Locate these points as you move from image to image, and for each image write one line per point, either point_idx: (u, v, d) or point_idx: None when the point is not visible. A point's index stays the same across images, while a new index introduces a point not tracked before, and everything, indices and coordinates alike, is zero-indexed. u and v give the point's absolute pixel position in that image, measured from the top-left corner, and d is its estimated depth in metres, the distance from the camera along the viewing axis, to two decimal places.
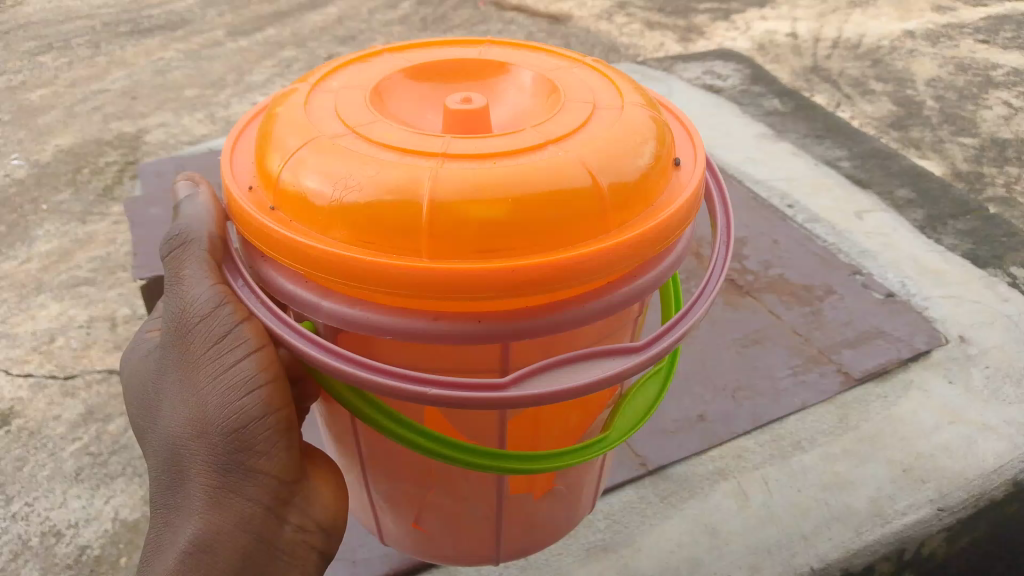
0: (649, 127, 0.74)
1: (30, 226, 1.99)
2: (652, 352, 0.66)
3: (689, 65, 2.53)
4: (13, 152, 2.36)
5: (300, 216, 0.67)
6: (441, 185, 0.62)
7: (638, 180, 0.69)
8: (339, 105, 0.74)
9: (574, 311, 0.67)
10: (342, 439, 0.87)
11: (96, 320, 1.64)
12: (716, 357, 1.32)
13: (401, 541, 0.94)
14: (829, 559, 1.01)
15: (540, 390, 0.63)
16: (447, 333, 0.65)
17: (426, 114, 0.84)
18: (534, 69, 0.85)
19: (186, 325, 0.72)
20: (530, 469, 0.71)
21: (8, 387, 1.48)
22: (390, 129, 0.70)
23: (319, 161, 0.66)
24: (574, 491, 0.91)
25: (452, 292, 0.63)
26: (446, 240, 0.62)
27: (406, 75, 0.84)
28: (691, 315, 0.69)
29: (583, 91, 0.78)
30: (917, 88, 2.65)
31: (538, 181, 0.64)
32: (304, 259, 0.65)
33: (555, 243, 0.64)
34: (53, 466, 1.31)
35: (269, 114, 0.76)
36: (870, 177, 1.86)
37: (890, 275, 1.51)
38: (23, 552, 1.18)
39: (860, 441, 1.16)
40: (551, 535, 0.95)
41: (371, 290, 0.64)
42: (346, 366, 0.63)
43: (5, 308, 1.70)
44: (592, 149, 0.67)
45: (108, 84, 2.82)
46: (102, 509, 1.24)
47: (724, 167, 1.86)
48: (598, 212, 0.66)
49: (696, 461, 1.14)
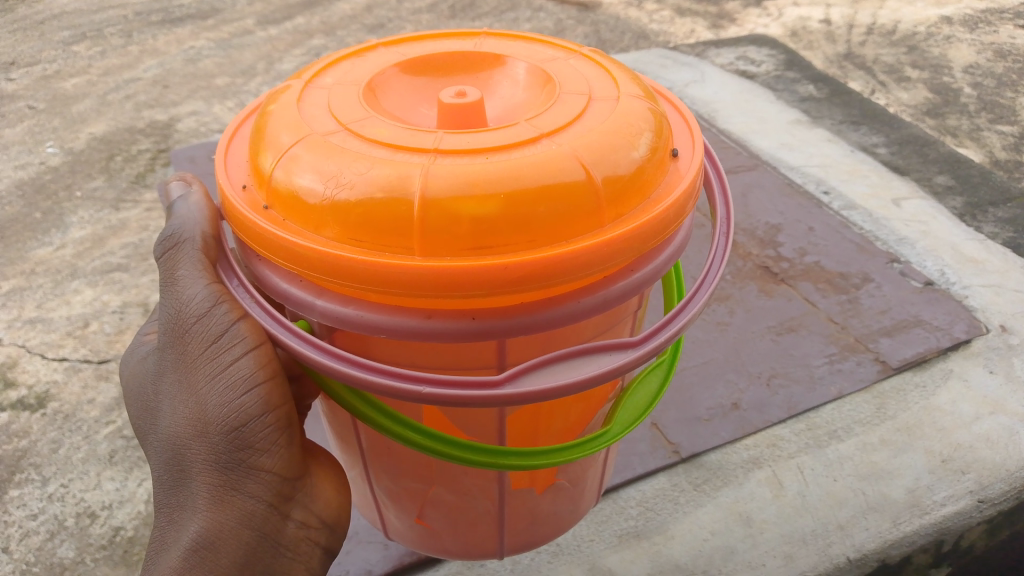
0: (646, 118, 0.72)
1: (64, 213, 2.02)
2: (650, 347, 0.65)
3: (722, 51, 2.50)
4: (48, 140, 2.39)
5: (294, 217, 0.66)
6: (433, 182, 0.62)
7: (633, 174, 0.68)
8: (333, 102, 0.74)
9: (570, 306, 0.66)
10: (344, 437, 0.87)
11: (129, 306, 1.66)
12: (750, 345, 1.30)
13: (407, 538, 0.94)
14: (865, 549, 0.99)
15: (535, 387, 0.62)
16: (440, 330, 0.64)
17: (420, 108, 0.84)
18: (528, 60, 0.84)
19: (183, 325, 0.72)
20: (527, 465, 0.71)
21: (43, 370, 1.51)
22: (382, 124, 0.69)
23: (311, 158, 0.66)
24: (578, 485, 0.91)
25: (445, 291, 0.62)
26: (437, 238, 0.62)
27: (400, 68, 0.84)
28: (690, 307, 0.68)
29: (579, 82, 0.77)
30: (954, 75, 2.59)
31: (531, 176, 0.63)
32: (295, 258, 0.65)
33: (549, 238, 0.63)
34: (88, 449, 1.33)
35: (263, 112, 0.76)
36: (907, 164, 1.83)
37: (928, 262, 1.47)
38: (60, 531, 1.20)
39: (897, 431, 1.14)
40: (556, 529, 0.94)
41: (365, 289, 0.63)
42: (338, 365, 0.63)
43: (41, 294, 1.73)
44: (587, 145, 0.66)
45: (141, 72, 2.85)
46: (135, 491, 1.25)
47: (755, 155, 1.84)
48: (592, 206, 0.65)
49: (730, 449, 1.12)
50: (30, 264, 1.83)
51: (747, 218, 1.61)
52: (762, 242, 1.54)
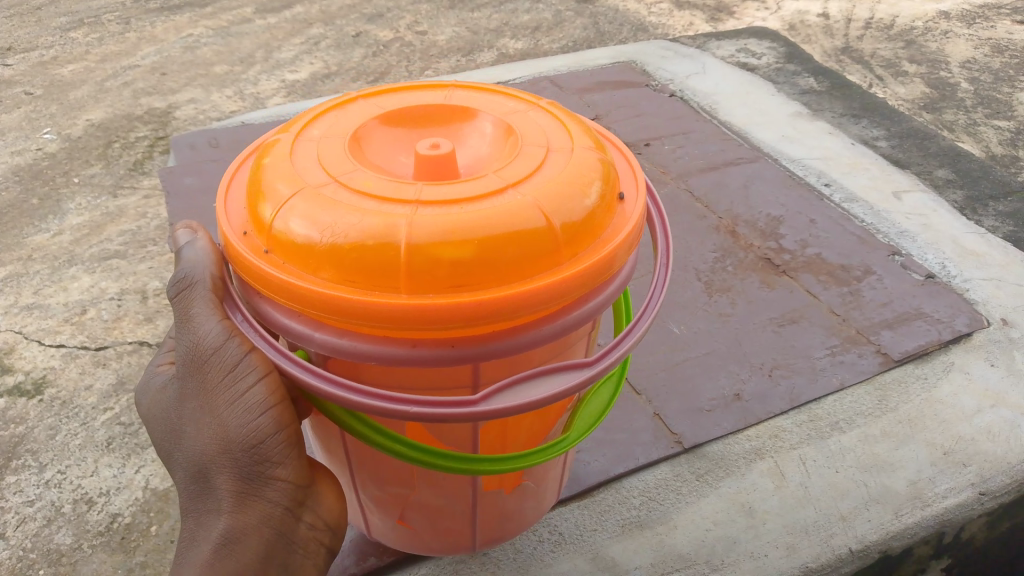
0: (603, 167, 0.74)
1: (61, 199, 2.02)
2: (604, 364, 0.66)
3: (723, 42, 2.49)
4: (45, 126, 2.38)
5: (291, 258, 0.66)
6: (415, 230, 0.63)
7: (592, 218, 0.69)
8: (316, 153, 0.73)
9: (537, 333, 0.67)
10: (331, 444, 0.85)
11: (127, 293, 1.65)
12: (752, 336, 1.29)
13: (384, 537, 0.93)
14: (867, 541, 1.00)
15: (511, 401, 0.64)
16: (426, 357, 0.65)
17: (398, 157, 0.81)
18: (494, 113, 0.82)
19: (195, 358, 0.72)
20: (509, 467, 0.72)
21: (40, 357, 1.50)
22: (366, 176, 0.69)
23: (307, 207, 0.66)
24: (543, 483, 0.91)
25: (430, 324, 0.63)
26: (422, 279, 0.62)
27: (380, 121, 0.82)
28: (640, 324, 0.69)
29: (539, 133, 0.77)
30: (951, 70, 2.59)
31: (504, 224, 0.64)
32: (297, 301, 0.64)
33: (519, 276, 0.64)
34: (85, 435, 1.33)
35: (258, 164, 0.75)
36: (908, 157, 1.82)
37: (929, 255, 1.47)
38: (57, 518, 1.20)
39: (898, 423, 1.14)
40: (522, 525, 0.94)
41: (358, 323, 0.63)
42: (339, 391, 0.63)
43: (38, 280, 1.72)
44: (548, 192, 0.67)
45: (138, 60, 2.83)
46: (132, 478, 1.25)
47: (757, 147, 1.83)
48: (558, 248, 0.66)
49: (733, 440, 1.11)
50: (27, 250, 1.83)
51: (749, 210, 1.61)
52: (764, 234, 1.54)
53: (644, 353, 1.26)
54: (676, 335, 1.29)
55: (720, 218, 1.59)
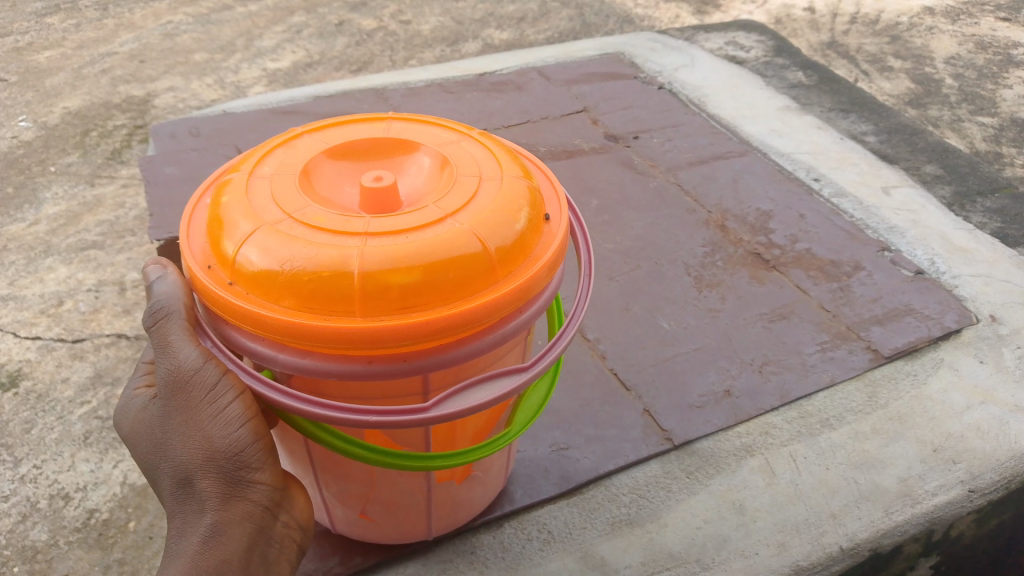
0: (532, 191, 0.76)
1: (37, 188, 1.97)
2: (539, 368, 0.69)
3: (711, 35, 2.47)
4: (21, 113, 2.33)
5: (251, 286, 0.66)
6: (367, 259, 0.64)
7: (525, 239, 0.71)
8: (266, 186, 0.73)
9: (481, 344, 0.68)
10: (292, 447, 0.82)
11: (105, 284, 1.62)
12: (742, 332, 1.28)
13: (343, 527, 0.92)
14: (858, 538, 0.99)
15: (458, 407, 0.66)
16: (384, 371, 0.66)
17: (343, 190, 0.79)
18: (434, 147, 0.81)
19: (172, 381, 0.70)
20: (463, 462, 0.73)
21: (15, 349, 1.46)
22: (314, 209, 0.69)
23: (265, 240, 0.66)
24: (489, 472, 0.92)
25: (385, 344, 0.64)
26: (374, 303, 0.64)
27: (327, 155, 0.80)
28: (572, 325, 0.72)
29: (476, 160, 0.77)
30: (936, 66, 2.60)
31: (445, 249, 0.66)
32: (262, 328, 0.65)
33: (463, 296, 0.66)
34: (62, 429, 1.30)
35: (214, 201, 0.74)
36: (896, 152, 1.82)
37: (918, 251, 1.47)
38: (32, 514, 1.17)
39: (888, 420, 1.13)
40: (468, 513, 0.95)
41: (318, 346, 0.64)
42: (307, 406, 0.64)
43: (13, 271, 1.68)
44: (484, 219, 0.69)
45: (117, 46, 2.78)
46: (110, 473, 1.23)
47: (745, 141, 1.82)
48: (495, 269, 0.68)
49: (723, 437, 1.10)
50: (2, 240, 1.78)
51: (739, 204, 1.60)
52: (754, 229, 1.53)
53: (633, 349, 1.25)
54: (666, 331, 1.28)
55: (709, 212, 1.58)
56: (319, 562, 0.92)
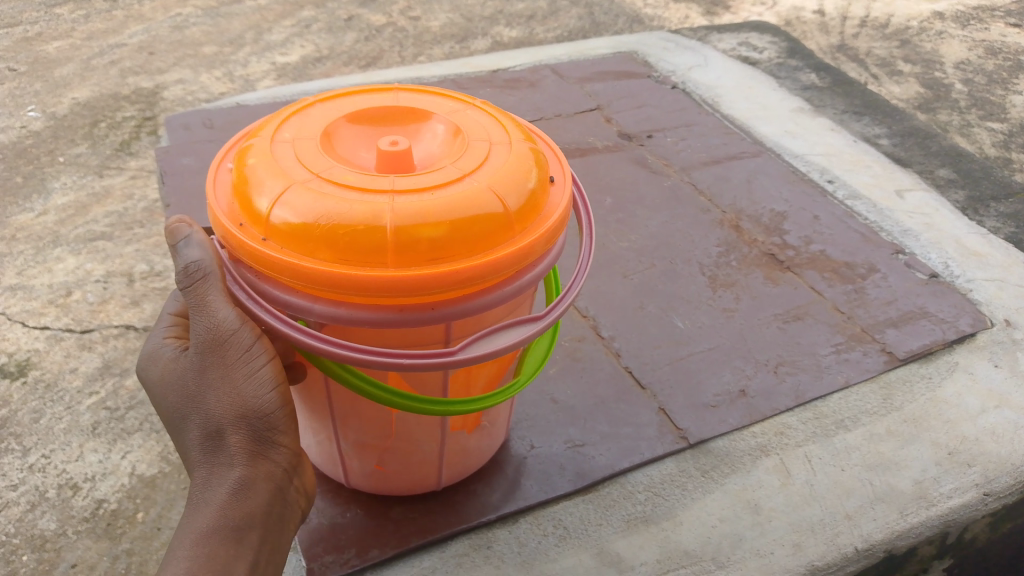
0: (539, 154, 0.79)
1: (47, 178, 1.98)
2: (552, 318, 0.74)
3: (724, 36, 2.46)
4: (30, 103, 2.33)
5: (286, 240, 0.68)
6: (399, 214, 0.67)
7: (537, 197, 0.75)
8: (290, 148, 0.75)
9: (501, 294, 0.73)
10: (311, 398, 0.85)
11: (113, 275, 1.62)
12: (757, 332, 1.28)
13: (357, 480, 0.95)
14: (873, 540, 0.99)
15: (481, 351, 0.70)
16: (413, 319, 0.69)
17: (361, 154, 0.80)
18: (446, 113, 0.83)
19: (210, 343, 0.73)
20: (479, 407, 0.78)
21: (23, 338, 1.47)
22: (339, 169, 0.72)
23: (297, 196, 0.68)
24: (496, 422, 0.96)
25: (417, 293, 0.67)
26: (406, 254, 0.67)
27: (344, 121, 0.81)
28: (579, 277, 0.77)
29: (487, 126, 0.80)
30: (945, 71, 2.59)
31: (469, 206, 0.69)
32: (299, 279, 0.68)
33: (486, 249, 0.70)
34: (70, 419, 1.30)
35: (238, 164, 0.75)
36: (909, 156, 1.82)
37: (932, 255, 1.46)
38: (41, 503, 1.17)
39: (903, 422, 1.13)
40: (475, 463, 0.99)
41: (354, 294, 0.67)
42: (345, 351, 0.67)
43: (22, 260, 1.68)
44: (501, 178, 0.72)
45: (126, 38, 2.78)
46: (118, 464, 1.23)
47: (759, 142, 1.82)
48: (513, 225, 0.72)
49: (738, 436, 1.10)
50: (10, 229, 1.78)
51: (753, 204, 1.60)
52: (768, 230, 1.53)
53: (648, 347, 1.25)
54: (680, 330, 1.28)
55: (723, 212, 1.58)
56: (336, 553, 0.92)
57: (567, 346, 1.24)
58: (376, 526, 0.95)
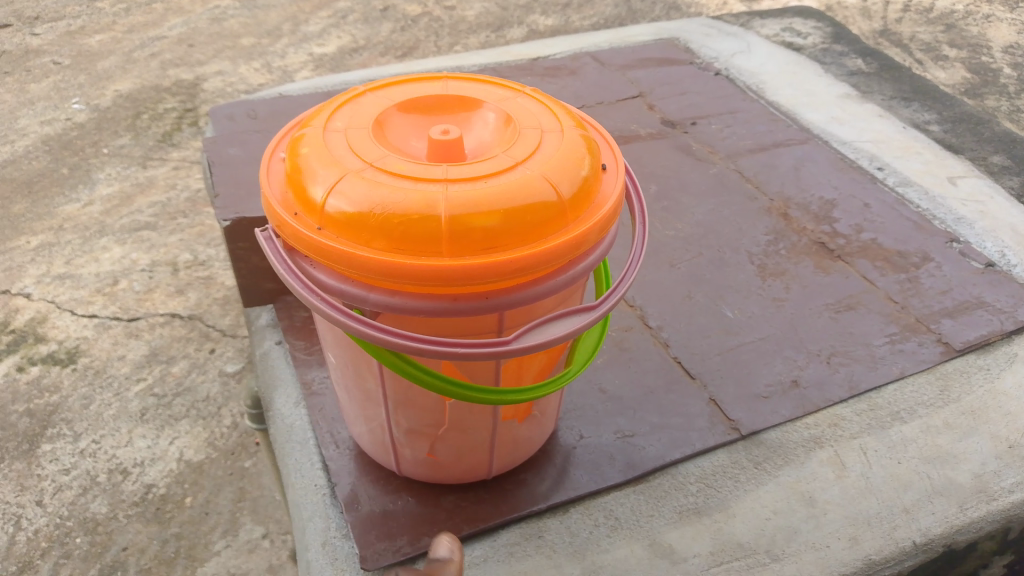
0: (591, 142, 0.78)
1: (92, 169, 2.34)
2: (606, 308, 0.73)
3: (766, 21, 2.42)
4: (74, 96, 2.60)
5: (341, 229, 0.68)
6: (452, 203, 0.66)
7: (591, 185, 0.74)
8: (342, 137, 0.74)
9: (554, 283, 0.72)
10: (364, 385, 0.86)
11: (158, 266, 2.06)
12: (808, 321, 1.26)
13: (410, 468, 0.95)
14: (931, 534, 0.98)
15: (536, 340, 0.69)
16: (467, 308, 0.69)
17: (411, 142, 0.80)
18: (497, 99, 0.82)
19: None
20: (533, 397, 0.77)
21: (76, 327, 1.89)
22: (392, 158, 0.71)
23: (351, 185, 0.68)
24: (546, 412, 0.95)
25: (471, 282, 0.67)
26: (460, 244, 0.66)
27: (394, 109, 0.80)
28: (632, 265, 0.76)
29: (538, 113, 0.79)
30: (993, 55, 2.53)
31: (523, 194, 0.68)
32: (354, 268, 0.67)
33: (539, 238, 0.69)
34: (119, 406, 1.72)
35: (291, 153, 0.75)
36: (961, 142, 1.78)
37: (988, 243, 1.43)
38: (91, 487, 1.57)
39: (961, 414, 1.11)
40: (525, 452, 0.98)
41: (408, 283, 0.67)
42: (400, 340, 0.67)
43: (70, 251, 2.08)
44: (555, 165, 0.71)
45: (166, 31, 2.93)
46: (164, 450, 1.65)
47: (806, 128, 1.79)
48: (567, 213, 0.71)
49: (791, 428, 1.08)
50: (59, 220, 2.17)
51: (801, 192, 1.57)
52: (817, 218, 1.50)
53: (697, 337, 1.23)
54: (730, 320, 1.26)
55: (771, 199, 1.55)
56: (388, 540, 0.92)
57: (614, 336, 1.23)
58: (427, 514, 0.94)
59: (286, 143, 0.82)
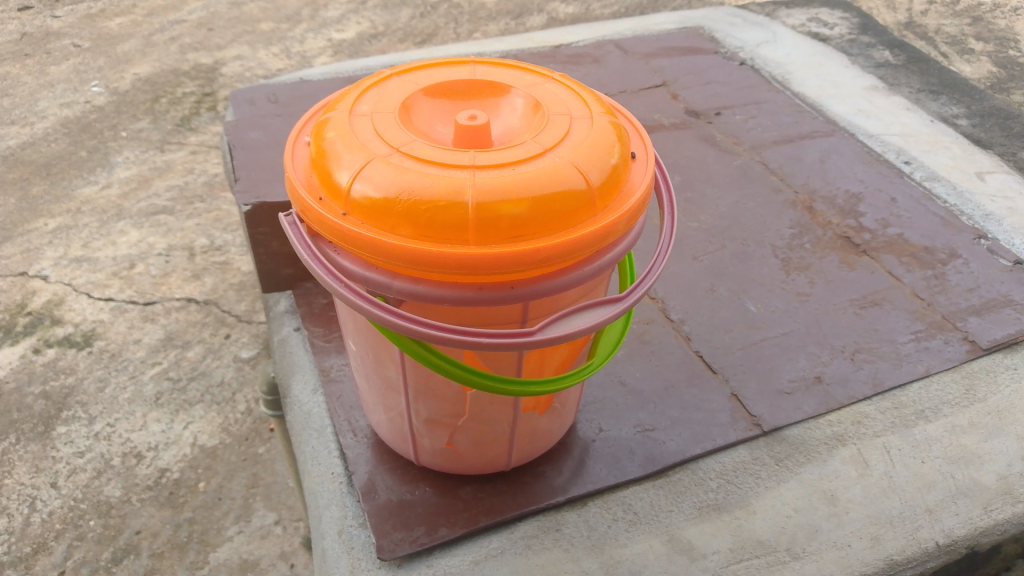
0: (621, 129, 0.76)
1: (110, 152, 2.34)
2: (633, 299, 0.71)
3: (792, 10, 2.38)
4: (94, 78, 2.61)
5: (367, 215, 0.67)
6: (480, 189, 0.65)
7: (620, 173, 0.72)
8: (369, 121, 0.73)
9: (580, 274, 0.71)
10: (385, 374, 0.85)
11: (175, 249, 2.06)
12: (833, 317, 1.24)
13: (428, 458, 0.94)
14: (954, 535, 0.98)
15: (562, 331, 0.68)
16: (492, 298, 0.68)
17: (438, 127, 0.79)
18: (526, 84, 0.81)
19: None
20: (556, 388, 0.76)
21: (91, 309, 1.89)
22: (418, 142, 0.70)
23: (377, 170, 0.67)
24: (567, 405, 0.94)
25: (496, 270, 0.66)
26: (486, 232, 0.65)
27: (421, 94, 0.79)
28: (659, 257, 0.74)
29: (567, 100, 0.78)
30: (1021, 49, 2.49)
31: (552, 182, 0.67)
32: (378, 255, 0.67)
33: (566, 227, 0.68)
34: (134, 389, 1.73)
35: (317, 136, 0.74)
36: (990, 137, 1.74)
37: (1016, 241, 1.40)
38: (106, 470, 1.58)
39: (987, 414, 1.09)
40: (545, 445, 0.97)
41: (432, 271, 0.66)
42: (422, 328, 0.66)
43: (87, 233, 2.09)
44: (584, 152, 0.70)
45: (185, 14, 2.95)
46: (179, 434, 1.65)
47: (831, 121, 1.76)
48: (595, 202, 0.69)
49: (813, 425, 1.07)
50: (77, 203, 2.18)
51: (827, 185, 1.55)
52: (842, 212, 1.48)
53: (719, 331, 1.22)
54: (753, 314, 1.25)
55: (796, 192, 1.53)
56: (404, 530, 0.91)
57: (635, 328, 1.22)
58: (444, 505, 0.94)
59: (311, 127, 0.81)
